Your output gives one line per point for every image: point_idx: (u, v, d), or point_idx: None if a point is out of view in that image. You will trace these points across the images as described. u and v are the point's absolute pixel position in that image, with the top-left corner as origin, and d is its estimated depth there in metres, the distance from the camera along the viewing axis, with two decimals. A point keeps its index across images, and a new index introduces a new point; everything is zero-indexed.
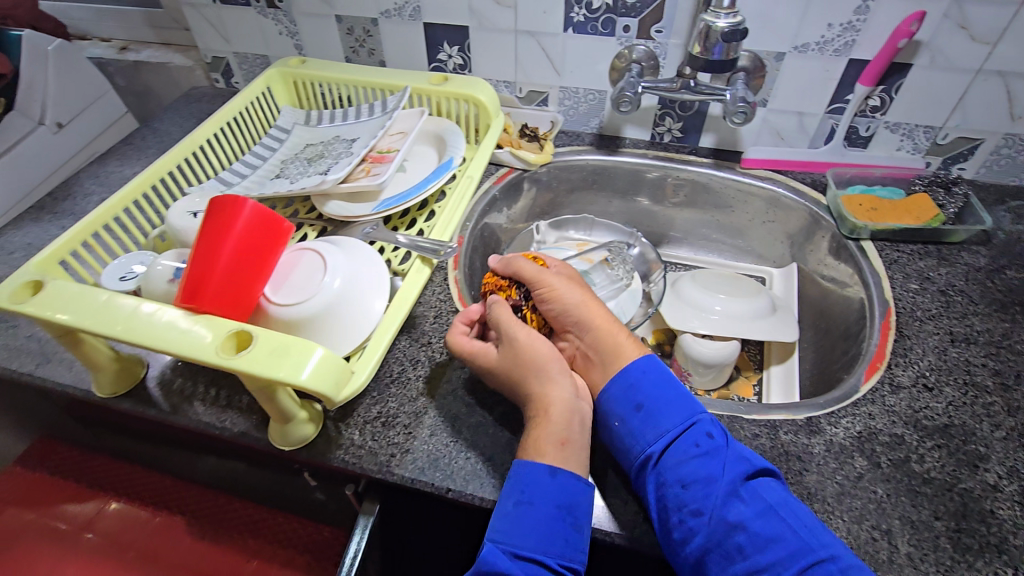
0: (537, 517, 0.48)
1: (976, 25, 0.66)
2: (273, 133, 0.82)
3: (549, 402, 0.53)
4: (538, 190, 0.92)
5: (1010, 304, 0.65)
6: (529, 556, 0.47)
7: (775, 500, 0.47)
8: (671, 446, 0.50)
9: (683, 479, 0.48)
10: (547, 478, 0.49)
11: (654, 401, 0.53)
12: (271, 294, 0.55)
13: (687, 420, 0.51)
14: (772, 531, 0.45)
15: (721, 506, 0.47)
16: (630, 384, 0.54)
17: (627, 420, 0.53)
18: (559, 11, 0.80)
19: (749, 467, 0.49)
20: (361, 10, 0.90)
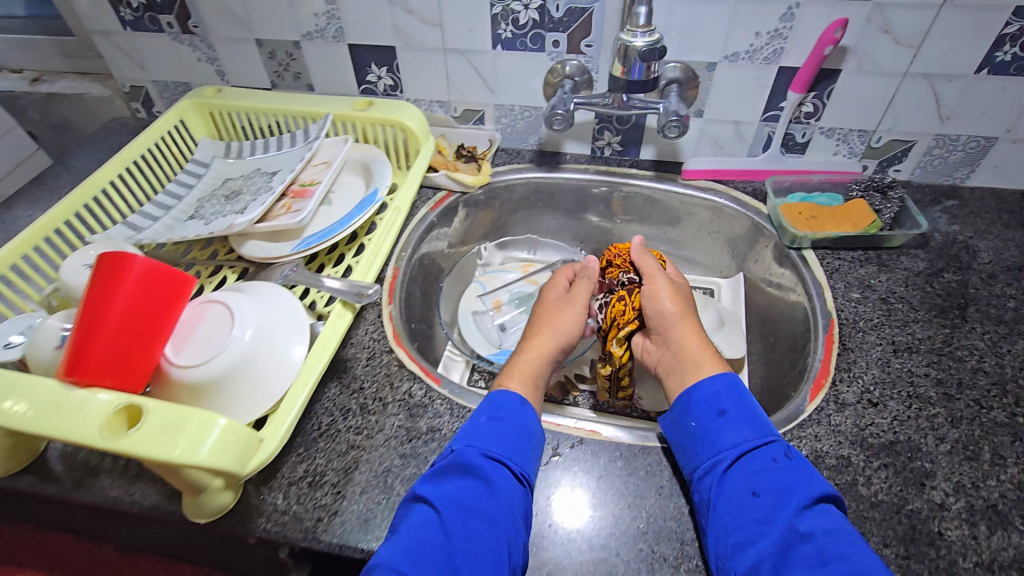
0: (506, 428, 0.54)
1: (899, 29, 0.65)
2: (189, 168, 0.76)
3: (535, 351, 0.65)
4: (479, 212, 0.89)
5: (949, 308, 0.65)
6: (498, 457, 0.52)
7: (840, 526, 0.45)
8: (748, 455, 0.51)
9: (756, 488, 0.48)
10: (518, 404, 0.57)
11: (737, 411, 0.54)
12: (172, 354, 0.51)
13: (765, 434, 0.52)
14: (839, 550, 0.43)
15: (794, 518, 0.45)
16: (714, 392, 0.56)
17: (707, 423, 0.54)
18: (486, 28, 0.76)
19: (822, 489, 0.47)
20: (281, 34, 0.84)
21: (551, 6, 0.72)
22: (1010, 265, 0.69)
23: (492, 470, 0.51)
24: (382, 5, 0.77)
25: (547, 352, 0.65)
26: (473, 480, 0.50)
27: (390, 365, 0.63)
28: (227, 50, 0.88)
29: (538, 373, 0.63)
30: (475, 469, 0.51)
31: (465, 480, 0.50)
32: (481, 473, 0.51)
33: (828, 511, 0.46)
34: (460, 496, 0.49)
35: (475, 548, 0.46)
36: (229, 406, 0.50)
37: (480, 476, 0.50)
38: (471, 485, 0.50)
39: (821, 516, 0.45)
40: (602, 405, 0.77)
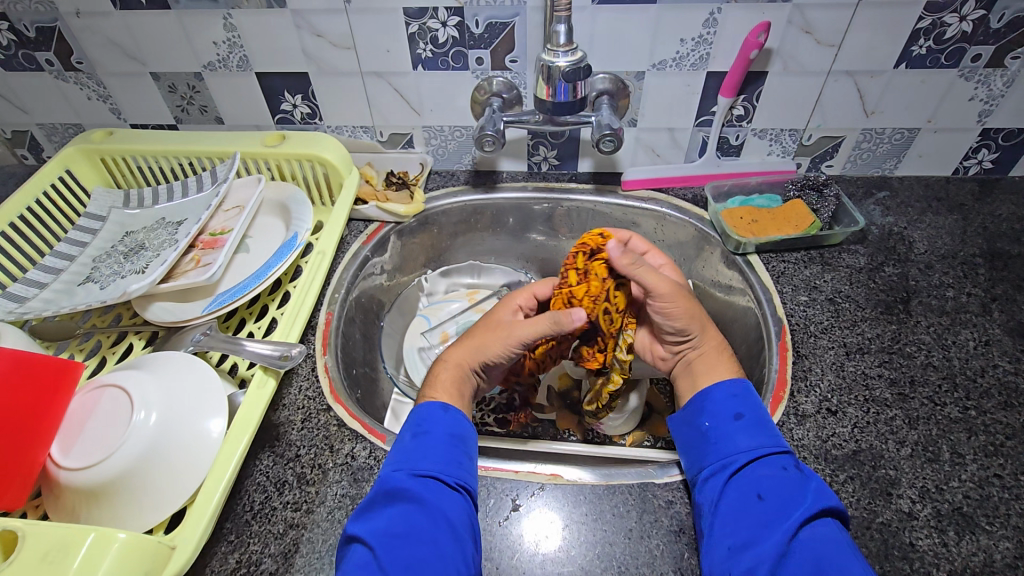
0: (430, 441, 0.50)
1: (819, 29, 0.65)
2: (80, 224, 0.68)
3: (457, 361, 0.58)
4: (416, 241, 0.84)
5: (894, 303, 0.65)
6: (431, 473, 0.48)
7: (844, 539, 0.43)
8: (760, 460, 0.48)
9: (762, 491, 0.46)
10: (441, 413, 0.53)
11: (755, 415, 0.51)
12: (61, 454, 0.45)
13: (779, 443, 0.49)
14: (835, 559, 0.41)
15: (797, 527, 0.43)
16: (733, 395, 0.53)
17: (721, 424, 0.51)
18: (404, 48, 0.72)
19: (831, 501, 0.45)
20: (179, 66, 0.76)
21: (470, 22, 0.68)
22: (945, 253, 0.70)
23: (423, 487, 0.47)
24: (288, 29, 0.71)
25: (469, 364, 0.58)
26: (402, 503, 0.46)
27: (328, 426, 0.57)
28: (119, 86, 0.79)
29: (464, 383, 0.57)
30: (404, 491, 0.47)
31: (396, 505, 0.46)
32: (409, 494, 0.47)
33: (830, 522, 0.44)
34: (393, 523, 0.45)
35: (422, 570, 0.43)
36: (135, 505, 0.44)
37: (408, 497, 0.47)
38: (403, 510, 0.46)
39: (824, 527, 0.43)
40: (563, 434, 0.71)
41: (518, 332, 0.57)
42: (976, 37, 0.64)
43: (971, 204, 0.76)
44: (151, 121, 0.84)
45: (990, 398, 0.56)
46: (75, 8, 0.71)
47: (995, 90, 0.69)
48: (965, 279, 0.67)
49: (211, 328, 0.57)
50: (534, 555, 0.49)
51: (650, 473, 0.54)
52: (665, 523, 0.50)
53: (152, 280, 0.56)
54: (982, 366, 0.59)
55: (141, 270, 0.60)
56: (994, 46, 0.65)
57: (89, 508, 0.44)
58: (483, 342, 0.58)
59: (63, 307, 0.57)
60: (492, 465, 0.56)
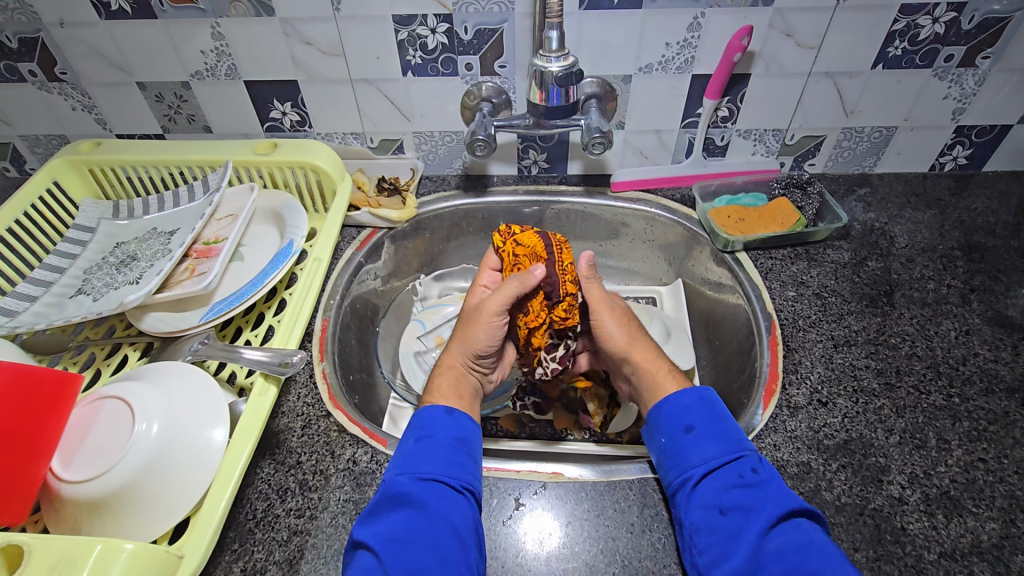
0: (433, 445, 0.51)
1: (799, 32, 0.67)
2: (69, 236, 0.67)
3: (448, 363, 0.59)
4: (408, 246, 0.84)
5: (878, 296, 0.67)
6: (433, 478, 0.48)
7: (814, 539, 0.43)
8: (714, 472, 0.49)
9: (724, 505, 0.47)
10: (443, 416, 0.53)
11: (705, 424, 0.52)
12: (62, 468, 0.45)
13: (732, 450, 0.50)
14: (803, 564, 0.42)
15: (761, 538, 0.44)
16: (683, 406, 0.53)
17: (675, 439, 0.52)
18: (393, 55, 0.72)
19: (791, 505, 0.45)
20: (166, 75, 0.76)
21: (459, 28, 0.69)
22: (925, 247, 0.73)
23: (426, 492, 0.48)
24: (276, 37, 0.71)
25: (463, 361, 0.59)
26: (409, 508, 0.47)
27: (329, 432, 0.57)
28: (105, 96, 0.79)
29: (466, 386, 0.58)
30: (409, 496, 0.47)
31: (401, 510, 0.47)
32: (413, 500, 0.47)
33: (796, 525, 0.45)
34: (398, 528, 0.45)
35: None
36: (138, 518, 0.44)
37: (413, 503, 0.47)
38: (409, 515, 0.46)
39: (791, 530, 0.44)
40: (562, 434, 0.72)
41: (490, 306, 0.58)
42: (949, 38, 0.67)
43: (947, 198, 0.79)
44: (138, 131, 0.84)
45: (972, 384, 0.58)
46: (59, 18, 0.70)
47: (967, 89, 0.71)
48: (945, 271, 0.70)
49: (208, 337, 0.57)
50: (539, 555, 0.49)
51: (647, 467, 0.55)
52: (665, 516, 0.51)
53: (148, 290, 0.55)
54: (963, 354, 0.61)
55: (135, 281, 0.60)
56: (965, 46, 0.67)
57: (92, 521, 0.44)
58: (466, 337, 0.59)
59: (55, 320, 0.56)
60: (494, 466, 0.56)
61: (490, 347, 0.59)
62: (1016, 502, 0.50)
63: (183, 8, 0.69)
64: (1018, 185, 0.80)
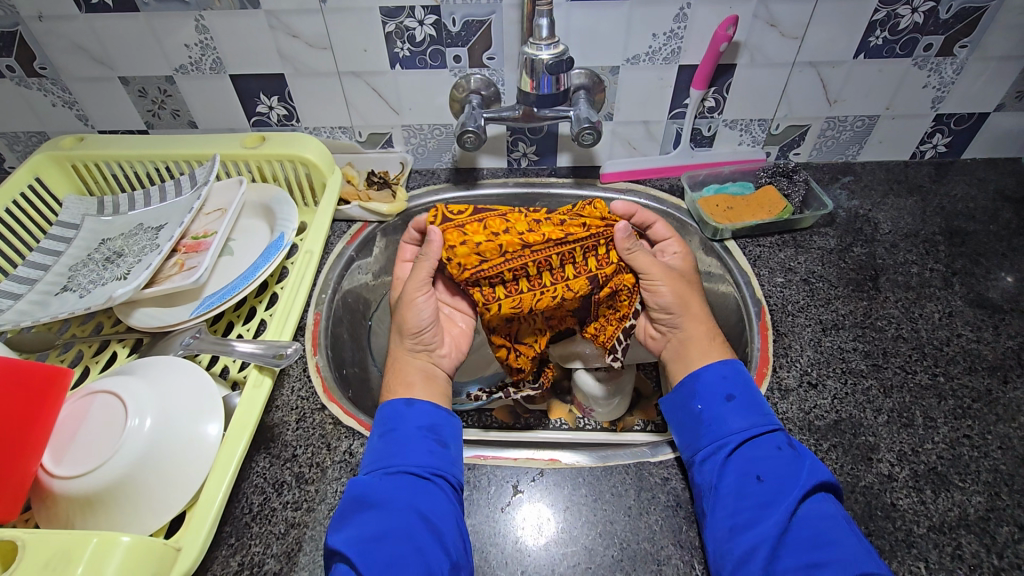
0: (401, 440, 0.51)
1: (783, 22, 0.68)
2: (53, 232, 0.66)
3: (399, 357, 0.59)
4: (398, 240, 0.84)
5: (863, 281, 0.69)
6: (401, 472, 0.49)
7: (840, 511, 0.46)
8: (753, 442, 0.50)
9: (761, 472, 0.48)
10: (404, 409, 0.54)
11: (744, 397, 0.53)
12: (53, 463, 0.44)
13: (770, 423, 0.51)
14: (828, 535, 0.43)
15: (796, 504, 0.46)
16: (723, 377, 0.55)
17: (714, 407, 0.53)
18: (381, 48, 0.72)
19: (823, 477, 0.47)
20: (150, 69, 0.75)
21: (447, 20, 0.69)
22: (908, 232, 0.74)
23: (393, 487, 0.48)
24: (262, 30, 0.71)
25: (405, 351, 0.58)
26: (373, 502, 0.47)
27: (324, 425, 0.57)
28: (86, 91, 0.77)
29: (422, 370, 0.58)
30: (375, 493, 0.47)
31: (366, 510, 0.46)
32: (377, 496, 0.47)
33: (825, 499, 0.47)
34: (365, 527, 0.45)
35: (400, 570, 0.43)
36: (135, 513, 0.43)
37: (377, 497, 0.47)
38: (375, 510, 0.46)
39: (818, 503, 0.46)
40: (556, 423, 0.72)
41: (411, 287, 0.58)
42: (927, 27, 0.68)
43: (928, 185, 0.81)
44: (120, 127, 0.82)
45: (956, 364, 0.60)
46: (38, 11, 0.68)
47: (946, 78, 0.73)
48: (927, 255, 0.71)
49: (200, 331, 0.57)
50: (538, 542, 0.49)
51: (643, 452, 0.55)
52: (662, 498, 0.52)
53: (137, 285, 0.55)
54: (946, 335, 0.62)
55: (122, 277, 0.59)
56: (944, 35, 0.69)
57: (86, 517, 0.43)
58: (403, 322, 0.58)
59: (41, 317, 0.55)
60: (491, 455, 0.56)
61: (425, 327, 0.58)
62: (1000, 476, 0.51)
63: (167, 1, 0.68)
64: (996, 172, 0.82)
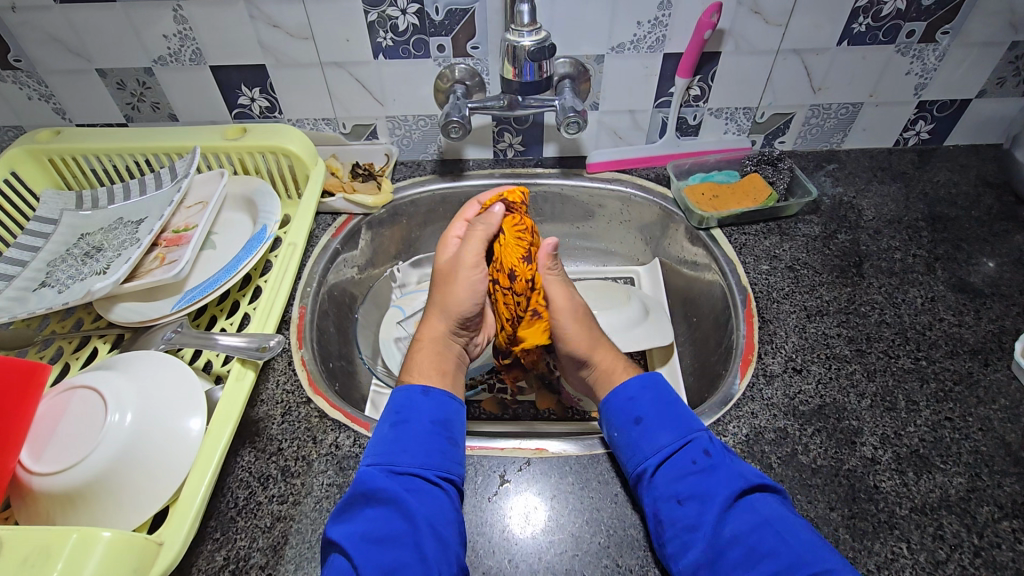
0: (413, 431, 0.51)
1: (767, 9, 0.68)
2: (30, 227, 0.64)
3: (429, 337, 0.61)
4: (384, 232, 0.83)
5: (847, 267, 0.69)
6: (411, 469, 0.48)
7: (767, 516, 0.46)
8: (669, 462, 0.50)
9: (680, 495, 0.48)
10: (420, 398, 0.54)
11: (651, 415, 0.53)
12: (31, 460, 0.43)
13: (684, 437, 0.51)
14: (762, 545, 0.44)
15: (720, 522, 0.46)
16: (630, 399, 0.55)
17: (626, 432, 0.53)
18: (364, 37, 0.71)
19: (744, 486, 0.47)
20: (128, 60, 0.74)
21: (430, 8, 0.68)
22: (891, 218, 0.75)
23: (400, 486, 0.47)
24: (242, 20, 0.69)
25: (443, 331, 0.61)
26: (381, 503, 0.46)
27: (309, 417, 0.56)
28: (64, 84, 0.76)
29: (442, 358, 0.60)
30: (383, 491, 0.47)
31: (373, 505, 0.46)
32: (389, 493, 0.47)
33: (755, 502, 0.47)
34: (373, 526, 0.45)
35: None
36: (117, 508, 0.43)
37: (385, 497, 0.46)
38: (382, 512, 0.46)
39: (747, 511, 0.46)
40: (545, 413, 0.72)
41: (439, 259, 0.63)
42: (910, 14, 0.68)
43: (911, 171, 0.81)
44: (99, 121, 0.81)
45: (938, 347, 0.60)
46: (10, 1, 0.67)
47: (928, 64, 0.74)
48: (911, 241, 0.72)
49: (181, 326, 0.56)
50: (525, 531, 0.49)
51: None
52: None
53: (116, 279, 0.54)
54: (929, 320, 0.63)
55: (102, 271, 0.58)
56: (926, 22, 0.69)
57: (66, 514, 0.43)
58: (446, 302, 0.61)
59: (19, 312, 0.54)
60: (480, 445, 0.56)
61: (467, 307, 0.60)
62: (981, 457, 0.52)
63: None
64: (978, 158, 0.82)
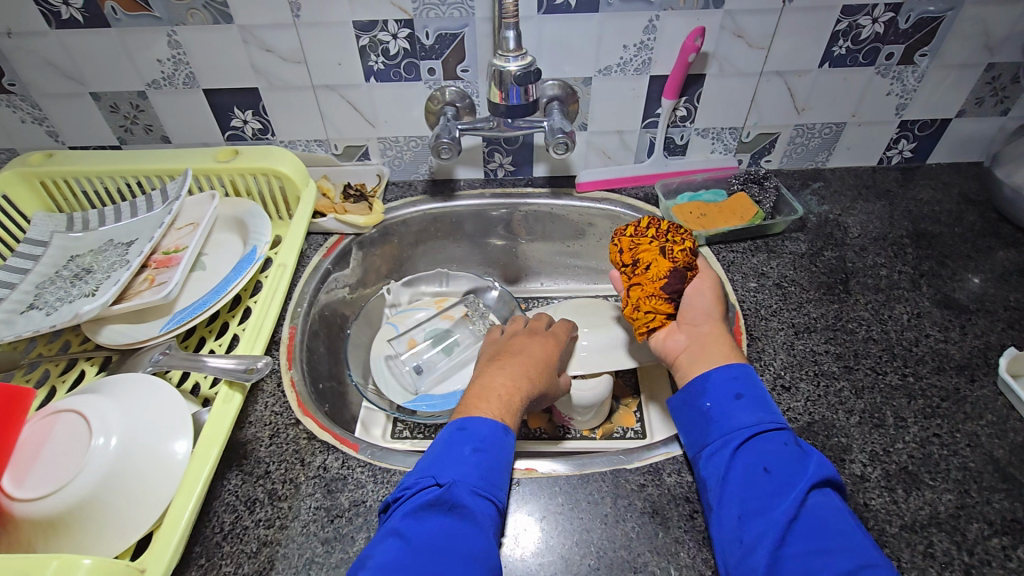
0: (493, 460, 0.49)
1: (749, 33, 0.70)
2: (20, 250, 0.64)
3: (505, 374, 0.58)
4: (376, 252, 0.83)
5: (834, 285, 0.70)
6: (486, 493, 0.47)
7: (842, 511, 0.45)
8: (762, 435, 0.49)
9: (769, 465, 0.47)
10: (502, 435, 0.52)
11: (753, 394, 0.52)
12: (14, 485, 0.43)
13: (779, 420, 0.50)
14: (834, 530, 0.43)
15: (804, 497, 0.45)
16: (733, 377, 0.53)
17: (723, 404, 0.52)
18: (356, 61, 0.72)
19: (831, 475, 0.46)
20: (122, 84, 0.74)
21: (420, 33, 0.70)
22: (877, 236, 0.76)
23: (475, 504, 0.46)
24: (235, 44, 0.71)
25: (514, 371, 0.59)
26: (453, 514, 0.45)
27: (298, 439, 0.56)
28: (57, 107, 0.77)
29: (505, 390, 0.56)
30: (462, 505, 0.46)
31: (446, 512, 0.45)
32: (465, 510, 0.45)
33: (832, 497, 0.46)
34: (439, 531, 0.43)
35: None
36: (98, 534, 0.42)
37: (464, 512, 0.45)
38: (450, 520, 0.44)
39: (827, 498, 0.45)
40: (536, 432, 0.72)
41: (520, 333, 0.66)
42: (888, 37, 0.70)
43: (895, 189, 0.83)
44: (92, 143, 0.81)
45: (925, 364, 0.61)
46: (6, 27, 0.68)
47: (908, 85, 0.75)
48: (896, 258, 0.73)
49: (169, 347, 0.56)
50: (515, 553, 0.49)
51: (619, 459, 0.56)
52: (637, 505, 0.52)
53: (104, 301, 0.54)
54: (915, 336, 0.64)
55: (91, 293, 0.58)
56: (904, 45, 0.71)
57: (48, 540, 0.42)
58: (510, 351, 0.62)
59: (5, 336, 0.54)
60: None
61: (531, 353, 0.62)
62: (969, 473, 0.52)
63: (138, 16, 0.68)
64: (960, 176, 0.84)
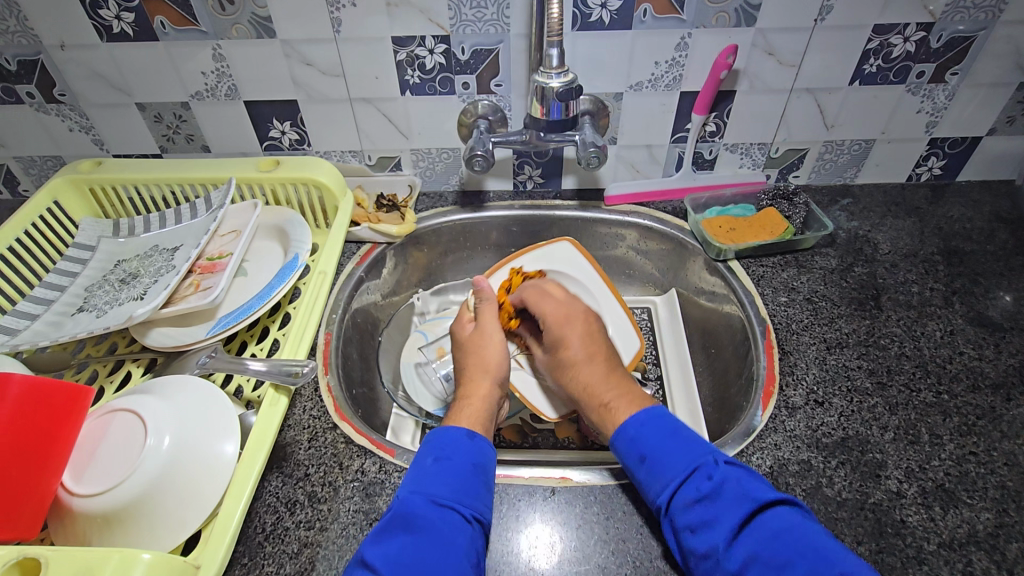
0: (453, 469, 0.49)
1: (781, 51, 0.71)
2: (69, 254, 0.67)
3: (480, 396, 0.59)
4: (406, 260, 0.85)
5: (865, 301, 0.70)
6: (446, 503, 0.46)
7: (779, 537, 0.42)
8: (677, 494, 0.47)
9: (691, 524, 0.45)
10: (465, 440, 0.52)
11: (654, 450, 0.50)
12: (72, 482, 0.44)
13: (688, 464, 0.48)
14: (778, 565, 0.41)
15: (731, 546, 0.43)
16: (633, 436, 0.52)
17: (633, 471, 0.51)
18: (393, 74, 0.74)
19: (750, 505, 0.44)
20: (167, 95, 0.77)
21: (456, 49, 0.72)
22: (907, 252, 0.76)
23: (438, 518, 0.45)
24: (277, 58, 0.73)
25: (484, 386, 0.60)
26: (412, 533, 0.44)
27: (336, 444, 0.57)
28: (103, 116, 0.79)
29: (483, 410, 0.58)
30: (420, 520, 0.45)
31: (410, 531, 0.44)
32: (422, 524, 0.45)
33: (764, 521, 0.43)
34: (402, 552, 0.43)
35: None
36: (151, 531, 0.44)
37: (420, 527, 0.44)
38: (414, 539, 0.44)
39: (755, 533, 0.43)
40: (563, 442, 0.73)
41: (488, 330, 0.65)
42: (919, 55, 0.71)
43: (925, 207, 0.83)
44: (136, 151, 0.84)
45: (959, 381, 0.61)
46: (60, 40, 0.71)
47: (939, 103, 0.76)
48: (927, 275, 0.73)
49: (215, 351, 0.58)
50: (551, 561, 0.50)
51: None
52: None
53: (155, 305, 0.56)
54: (948, 353, 0.64)
55: (140, 297, 0.60)
56: (935, 63, 0.72)
57: (103, 535, 0.43)
58: (479, 362, 0.62)
59: (59, 337, 0.56)
60: (502, 473, 0.56)
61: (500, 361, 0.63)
62: (1007, 492, 0.52)
63: (186, 30, 0.70)
64: (990, 195, 0.84)
